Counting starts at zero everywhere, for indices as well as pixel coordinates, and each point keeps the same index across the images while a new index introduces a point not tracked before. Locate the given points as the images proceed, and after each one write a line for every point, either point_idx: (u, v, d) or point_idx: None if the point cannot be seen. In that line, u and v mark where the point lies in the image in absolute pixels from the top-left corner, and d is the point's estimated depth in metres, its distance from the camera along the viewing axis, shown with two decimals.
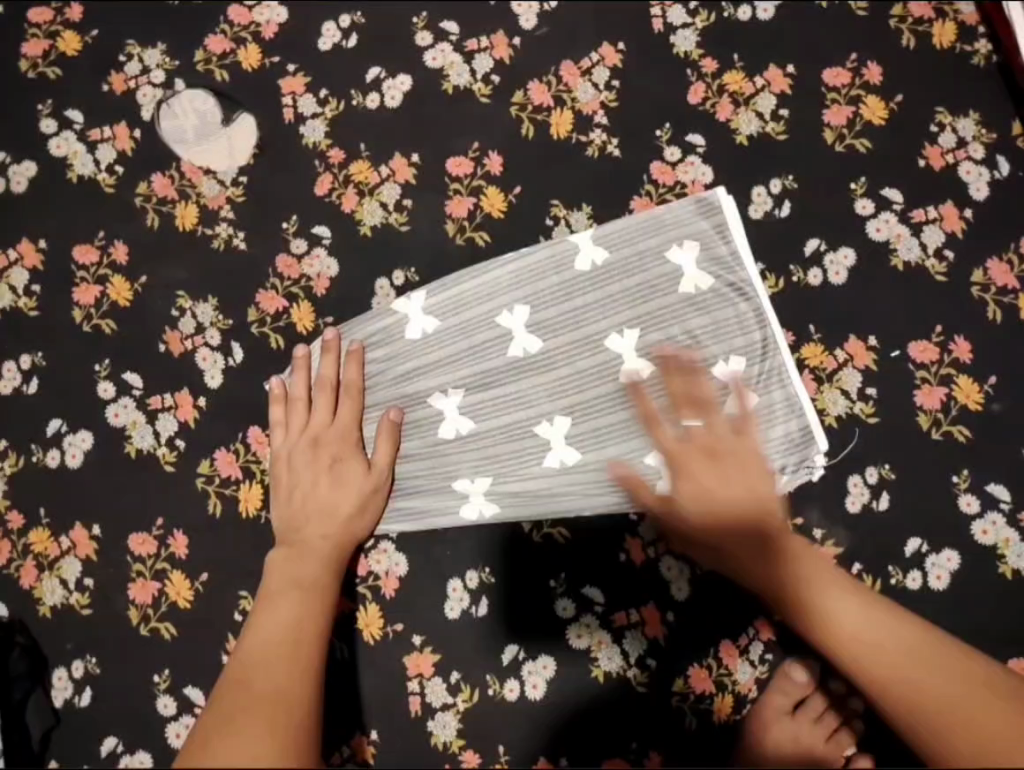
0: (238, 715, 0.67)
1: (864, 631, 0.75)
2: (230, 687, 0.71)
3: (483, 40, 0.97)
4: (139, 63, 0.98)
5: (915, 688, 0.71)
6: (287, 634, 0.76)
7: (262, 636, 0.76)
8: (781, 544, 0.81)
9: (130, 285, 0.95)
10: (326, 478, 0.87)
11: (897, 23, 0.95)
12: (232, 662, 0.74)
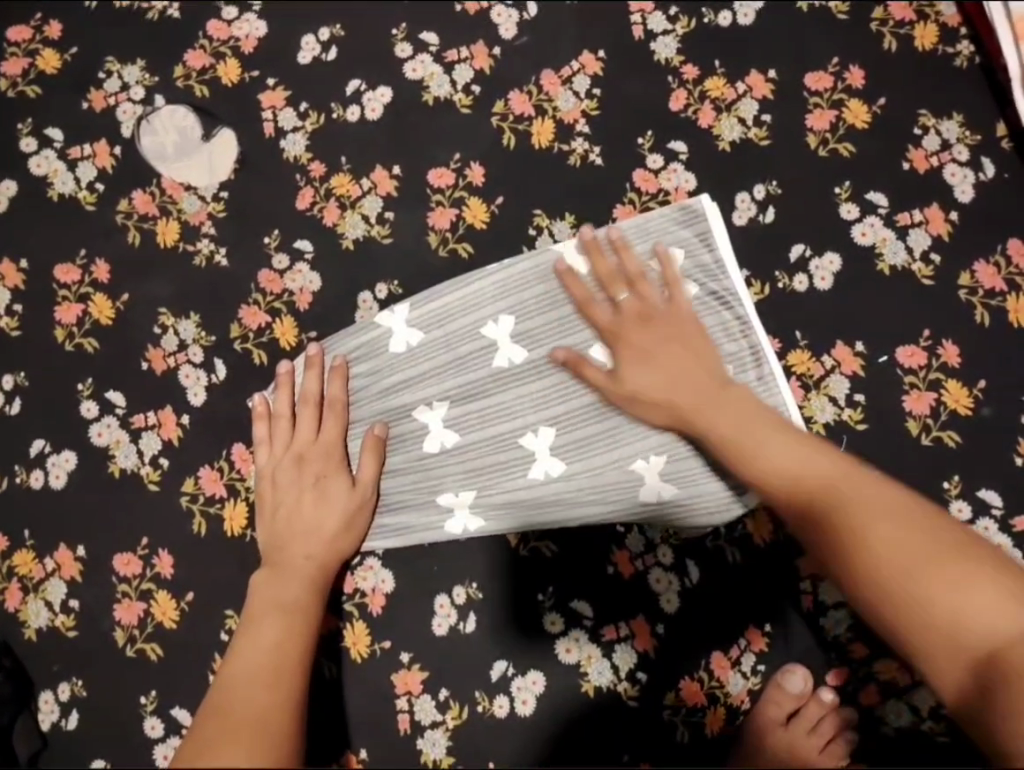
0: (217, 736, 0.65)
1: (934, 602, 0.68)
2: (210, 719, 0.68)
3: (463, 50, 0.96)
4: (118, 79, 0.98)
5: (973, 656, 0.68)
6: (269, 661, 0.75)
7: (247, 657, 0.76)
8: (689, 409, 0.82)
9: (112, 303, 0.95)
10: (311, 495, 0.86)
11: (878, 25, 0.94)
12: (213, 695, 0.72)
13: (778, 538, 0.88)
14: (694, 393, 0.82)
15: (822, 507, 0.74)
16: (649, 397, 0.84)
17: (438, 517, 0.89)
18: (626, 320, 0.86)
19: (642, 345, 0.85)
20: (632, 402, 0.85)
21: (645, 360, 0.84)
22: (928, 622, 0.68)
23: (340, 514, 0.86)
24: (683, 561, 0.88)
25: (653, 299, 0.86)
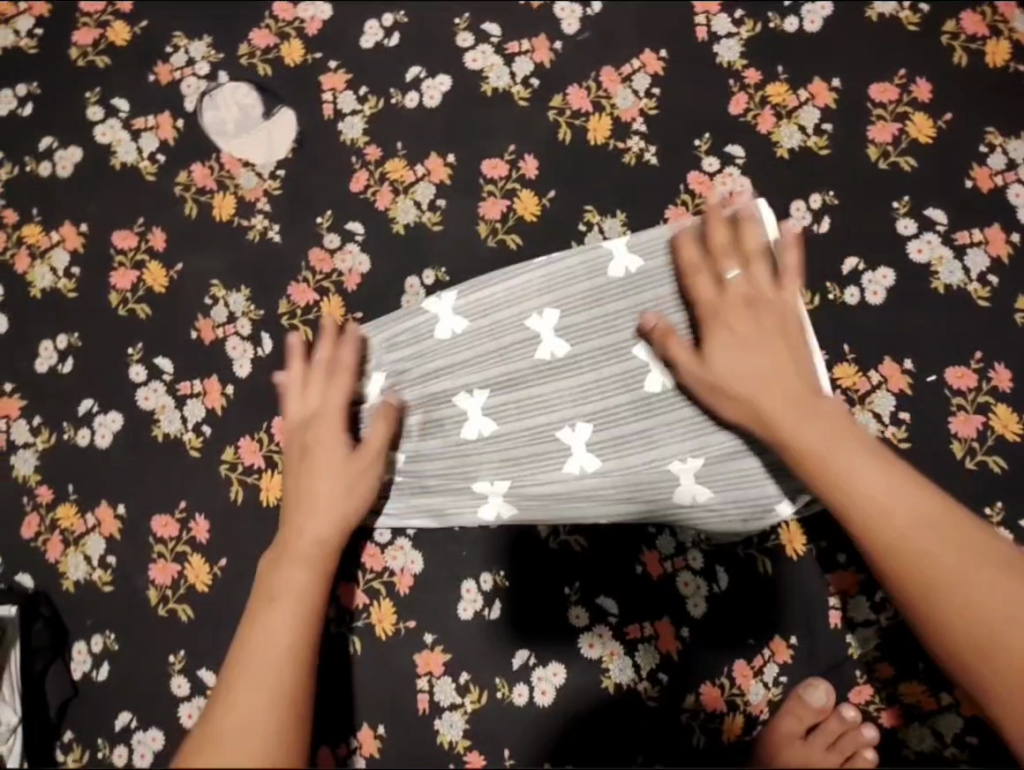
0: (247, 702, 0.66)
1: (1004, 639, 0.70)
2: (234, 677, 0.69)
3: (525, 43, 0.97)
4: (185, 54, 1.00)
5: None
6: (297, 620, 0.72)
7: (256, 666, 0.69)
8: (771, 405, 0.75)
9: (166, 271, 0.97)
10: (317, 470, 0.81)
11: (949, 39, 0.92)
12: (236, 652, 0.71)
13: (811, 551, 0.88)
14: (783, 383, 0.76)
15: (909, 540, 0.70)
16: (730, 384, 0.77)
17: (470, 503, 0.89)
18: (730, 302, 0.80)
19: (738, 329, 0.78)
20: (712, 385, 0.79)
21: (739, 345, 0.78)
22: (992, 653, 0.70)
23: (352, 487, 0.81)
24: (712, 567, 0.89)
25: (763, 286, 0.80)
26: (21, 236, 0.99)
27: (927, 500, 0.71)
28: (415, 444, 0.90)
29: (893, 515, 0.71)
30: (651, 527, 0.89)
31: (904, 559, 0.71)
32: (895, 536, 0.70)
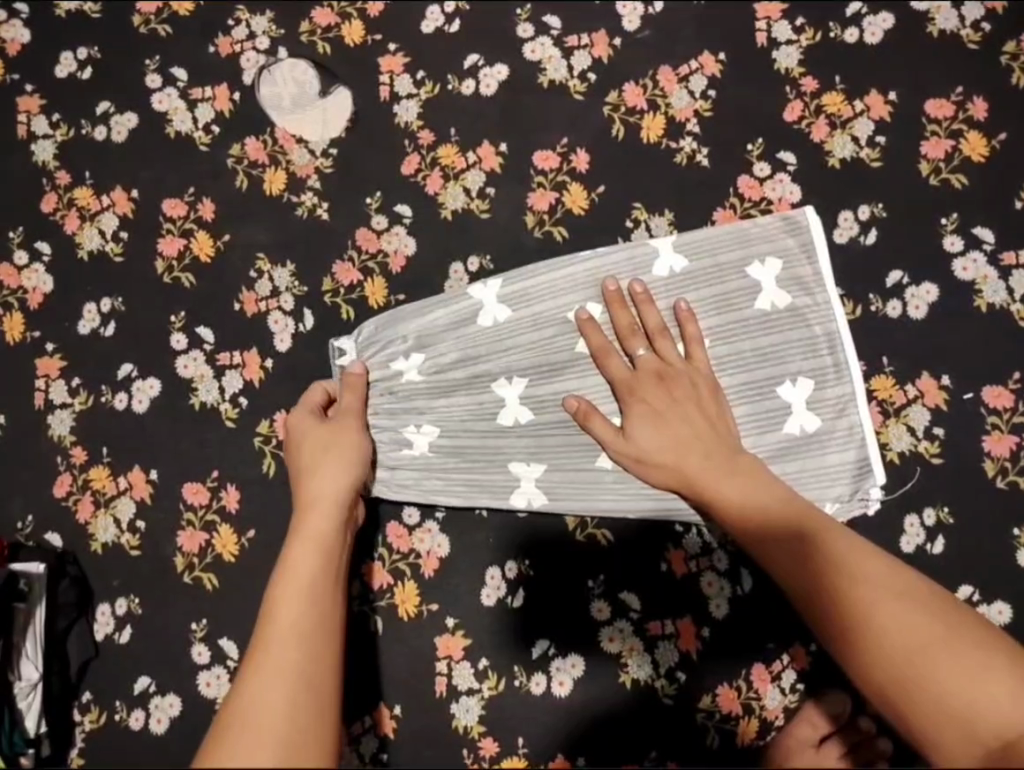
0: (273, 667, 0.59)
1: (908, 650, 0.68)
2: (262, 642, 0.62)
3: (585, 37, 0.97)
4: (246, 28, 1.01)
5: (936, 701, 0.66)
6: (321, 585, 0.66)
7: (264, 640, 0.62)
8: (693, 464, 0.82)
9: (213, 241, 0.98)
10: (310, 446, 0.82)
11: (1009, 60, 0.93)
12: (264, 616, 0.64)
13: None
14: (686, 453, 0.82)
15: (823, 584, 0.72)
16: (646, 455, 0.83)
17: (499, 489, 0.90)
18: (642, 379, 0.85)
19: (648, 403, 0.84)
20: (635, 458, 0.84)
21: (649, 416, 0.84)
22: (928, 699, 0.66)
23: (349, 449, 0.83)
24: (736, 569, 0.88)
25: (669, 362, 0.86)
26: (72, 198, 1.00)
27: (834, 544, 0.74)
28: (449, 428, 0.90)
29: (807, 562, 0.74)
30: (679, 526, 0.89)
31: (823, 602, 0.72)
32: (807, 581, 0.73)
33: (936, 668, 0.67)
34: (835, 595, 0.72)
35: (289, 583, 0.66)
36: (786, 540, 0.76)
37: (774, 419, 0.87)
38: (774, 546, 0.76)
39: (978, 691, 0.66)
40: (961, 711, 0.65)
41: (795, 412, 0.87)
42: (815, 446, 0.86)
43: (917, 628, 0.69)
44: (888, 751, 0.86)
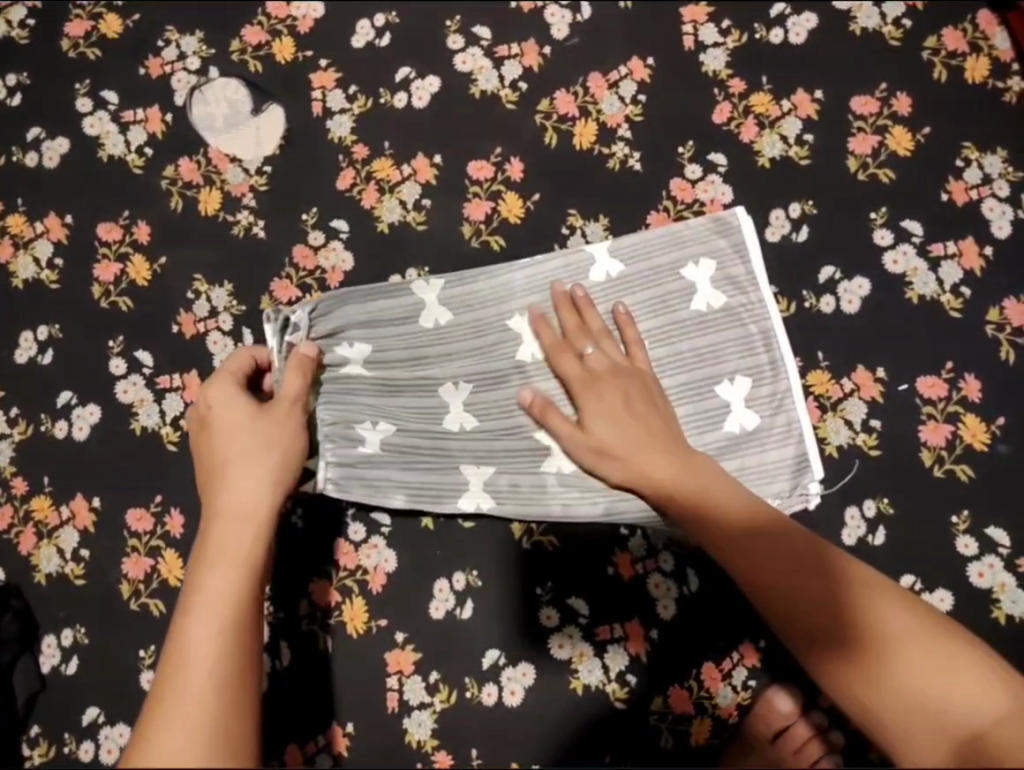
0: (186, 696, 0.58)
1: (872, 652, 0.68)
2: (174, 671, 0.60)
3: (515, 46, 0.98)
4: (176, 49, 1.01)
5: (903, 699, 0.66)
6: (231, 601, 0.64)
7: (178, 680, 0.59)
8: (660, 465, 0.80)
9: (150, 265, 0.97)
10: (238, 435, 0.76)
11: (930, 55, 0.94)
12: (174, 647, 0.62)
13: None
14: (645, 447, 0.81)
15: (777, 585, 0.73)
16: (606, 448, 0.82)
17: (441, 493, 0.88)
18: (599, 381, 0.84)
19: (604, 397, 0.83)
20: (594, 450, 0.83)
21: (611, 408, 0.83)
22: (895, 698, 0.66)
23: (284, 442, 0.77)
24: (683, 568, 0.89)
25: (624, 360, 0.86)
26: (5, 226, 0.99)
27: (790, 547, 0.74)
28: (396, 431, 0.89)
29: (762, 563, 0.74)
30: (624, 528, 0.90)
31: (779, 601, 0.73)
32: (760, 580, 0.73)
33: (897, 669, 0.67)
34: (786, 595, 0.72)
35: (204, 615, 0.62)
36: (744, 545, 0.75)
37: (713, 418, 0.87)
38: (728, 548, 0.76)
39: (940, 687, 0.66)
40: (925, 707, 0.65)
41: (734, 411, 0.87)
42: (755, 444, 0.87)
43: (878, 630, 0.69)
44: (839, 741, 0.87)
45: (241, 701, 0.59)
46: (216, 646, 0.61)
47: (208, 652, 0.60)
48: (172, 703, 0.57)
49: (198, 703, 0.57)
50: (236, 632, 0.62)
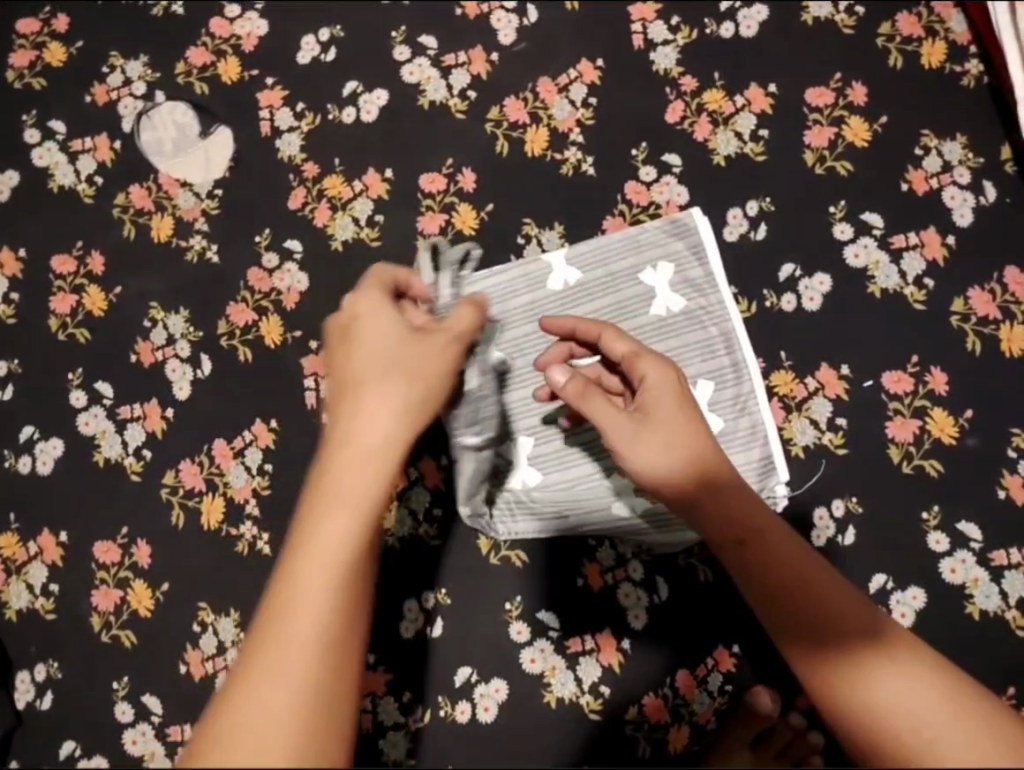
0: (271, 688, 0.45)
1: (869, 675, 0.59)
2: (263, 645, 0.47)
3: (462, 54, 0.96)
4: (121, 74, 1.00)
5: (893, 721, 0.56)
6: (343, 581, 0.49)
7: (268, 663, 0.46)
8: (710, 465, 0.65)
9: (106, 294, 0.96)
10: (383, 353, 0.57)
11: (885, 41, 0.92)
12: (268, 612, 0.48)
13: None
14: (700, 452, 0.65)
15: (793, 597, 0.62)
16: (659, 444, 0.65)
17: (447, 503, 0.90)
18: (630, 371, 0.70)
19: (659, 380, 0.67)
20: (661, 445, 0.65)
21: (664, 395, 0.66)
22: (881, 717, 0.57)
23: (430, 378, 0.57)
24: (652, 577, 0.88)
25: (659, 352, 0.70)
26: None
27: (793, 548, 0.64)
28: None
29: (776, 565, 0.63)
30: (592, 539, 0.89)
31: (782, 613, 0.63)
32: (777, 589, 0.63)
33: (892, 699, 0.57)
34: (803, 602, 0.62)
35: (310, 589, 0.48)
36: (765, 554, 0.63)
37: None
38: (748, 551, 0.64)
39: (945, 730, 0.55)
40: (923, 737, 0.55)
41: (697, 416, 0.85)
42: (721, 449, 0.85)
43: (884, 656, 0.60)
44: (820, 743, 0.85)
45: (337, 729, 0.45)
46: (323, 630, 0.47)
47: (312, 633, 0.47)
48: (257, 698, 0.44)
49: (292, 698, 0.44)
50: (346, 617, 0.48)
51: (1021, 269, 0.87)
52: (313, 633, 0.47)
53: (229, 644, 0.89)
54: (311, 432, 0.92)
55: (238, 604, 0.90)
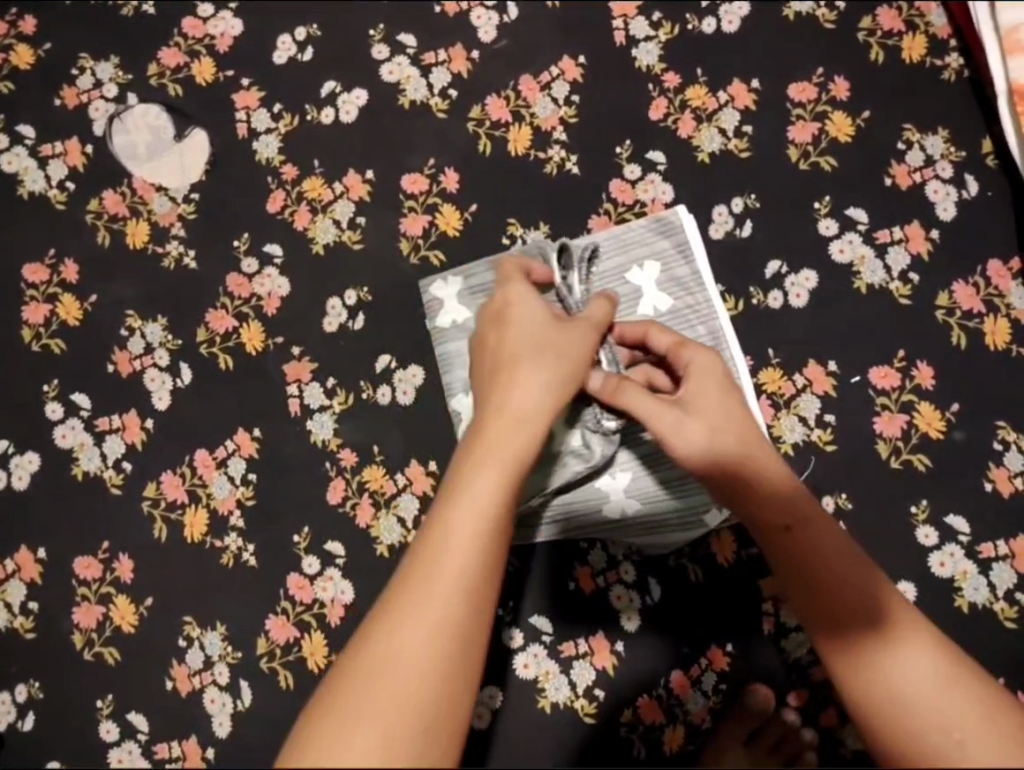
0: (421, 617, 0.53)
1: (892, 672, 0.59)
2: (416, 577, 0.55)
3: (441, 53, 0.95)
4: (92, 76, 0.97)
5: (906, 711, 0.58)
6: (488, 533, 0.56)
7: (421, 592, 0.54)
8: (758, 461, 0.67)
9: (80, 303, 0.94)
10: (529, 342, 0.67)
11: (866, 36, 0.92)
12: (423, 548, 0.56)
13: (742, 557, 0.88)
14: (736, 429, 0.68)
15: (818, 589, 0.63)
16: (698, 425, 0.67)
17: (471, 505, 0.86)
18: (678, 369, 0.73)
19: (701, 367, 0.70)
20: (706, 428, 0.68)
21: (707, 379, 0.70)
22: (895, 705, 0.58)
23: (572, 366, 0.67)
24: (644, 578, 0.88)
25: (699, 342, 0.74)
26: None
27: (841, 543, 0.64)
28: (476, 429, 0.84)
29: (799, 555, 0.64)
30: (583, 542, 0.88)
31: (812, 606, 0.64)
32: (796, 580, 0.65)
33: (912, 694, 0.58)
34: (832, 594, 0.63)
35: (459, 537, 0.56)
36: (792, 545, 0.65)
37: None
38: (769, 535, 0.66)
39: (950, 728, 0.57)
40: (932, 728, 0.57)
41: None
42: None
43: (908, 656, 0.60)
44: (814, 740, 0.85)
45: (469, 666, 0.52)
46: (470, 578, 0.54)
47: (452, 583, 0.54)
48: (410, 623, 0.52)
49: (436, 634, 0.52)
50: (489, 569, 0.55)
51: (1003, 262, 0.87)
52: (462, 576, 0.54)
53: (217, 658, 0.87)
54: (295, 440, 0.90)
55: (224, 617, 0.88)
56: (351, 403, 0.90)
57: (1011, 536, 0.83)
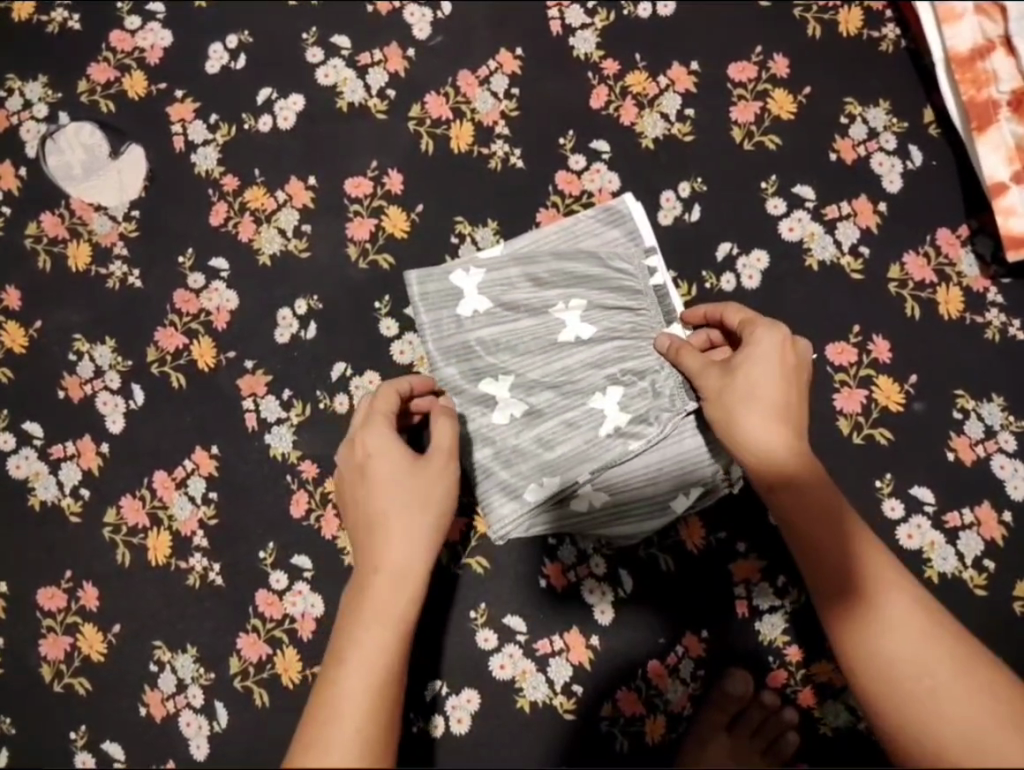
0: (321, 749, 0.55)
1: (887, 655, 0.61)
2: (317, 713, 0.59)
3: (377, 53, 0.93)
4: (20, 97, 0.95)
5: (906, 696, 0.60)
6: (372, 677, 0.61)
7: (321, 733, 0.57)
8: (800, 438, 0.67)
9: (25, 330, 0.92)
10: (397, 487, 0.70)
11: (802, 11, 0.91)
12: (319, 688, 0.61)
13: (711, 543, 0.87)
14: (800, 412, 0.68)
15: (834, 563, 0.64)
16: (766, 402, 0.67)
17: (513, 490, 0.84)
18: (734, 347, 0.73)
19: (760, 348, 0.70)
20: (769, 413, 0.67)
21: (779, 355, 0.69)
22: (894, 690, 0.60)
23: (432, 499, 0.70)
24: (615, 571, 0.87)
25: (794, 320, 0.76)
26: None
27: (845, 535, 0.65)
28: (518, 418, 0.84)
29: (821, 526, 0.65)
30: (553, 537, 0.88)
31: (824, 577, 0.64)
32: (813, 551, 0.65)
33: (904, 673, 0.60)
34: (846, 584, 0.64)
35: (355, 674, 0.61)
36: (815, 518, 0.65)
37: (648, 415, 0.82)
38: (788, 508, 0.65)
39: (941, 702, 0.59)
40: (928, 704, 0.59)
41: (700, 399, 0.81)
42: (689, 429, 0.81)
43: (897, 634, 0.62)
44: (794, 720, 0.84)
45: None
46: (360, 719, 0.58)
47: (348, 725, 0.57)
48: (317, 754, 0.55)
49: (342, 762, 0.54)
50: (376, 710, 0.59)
51: (952, 229, 0.87)
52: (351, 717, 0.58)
53: (190, 681, 0.86)
54: (254, 455, 0.89)
55: (195, 639, 0.87)
56: (309, 413, 0.89)
57: (975, 503, 0.84)
